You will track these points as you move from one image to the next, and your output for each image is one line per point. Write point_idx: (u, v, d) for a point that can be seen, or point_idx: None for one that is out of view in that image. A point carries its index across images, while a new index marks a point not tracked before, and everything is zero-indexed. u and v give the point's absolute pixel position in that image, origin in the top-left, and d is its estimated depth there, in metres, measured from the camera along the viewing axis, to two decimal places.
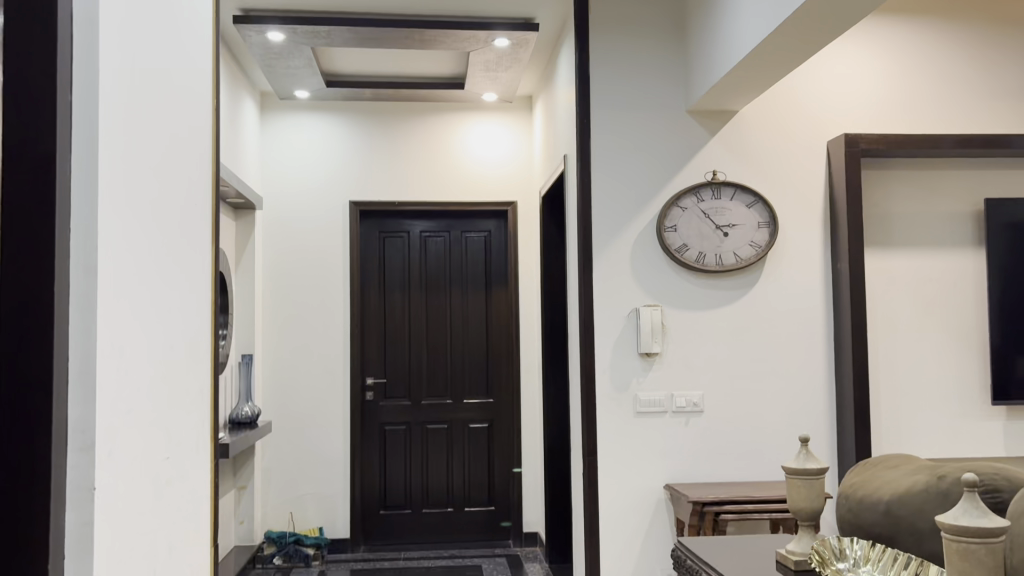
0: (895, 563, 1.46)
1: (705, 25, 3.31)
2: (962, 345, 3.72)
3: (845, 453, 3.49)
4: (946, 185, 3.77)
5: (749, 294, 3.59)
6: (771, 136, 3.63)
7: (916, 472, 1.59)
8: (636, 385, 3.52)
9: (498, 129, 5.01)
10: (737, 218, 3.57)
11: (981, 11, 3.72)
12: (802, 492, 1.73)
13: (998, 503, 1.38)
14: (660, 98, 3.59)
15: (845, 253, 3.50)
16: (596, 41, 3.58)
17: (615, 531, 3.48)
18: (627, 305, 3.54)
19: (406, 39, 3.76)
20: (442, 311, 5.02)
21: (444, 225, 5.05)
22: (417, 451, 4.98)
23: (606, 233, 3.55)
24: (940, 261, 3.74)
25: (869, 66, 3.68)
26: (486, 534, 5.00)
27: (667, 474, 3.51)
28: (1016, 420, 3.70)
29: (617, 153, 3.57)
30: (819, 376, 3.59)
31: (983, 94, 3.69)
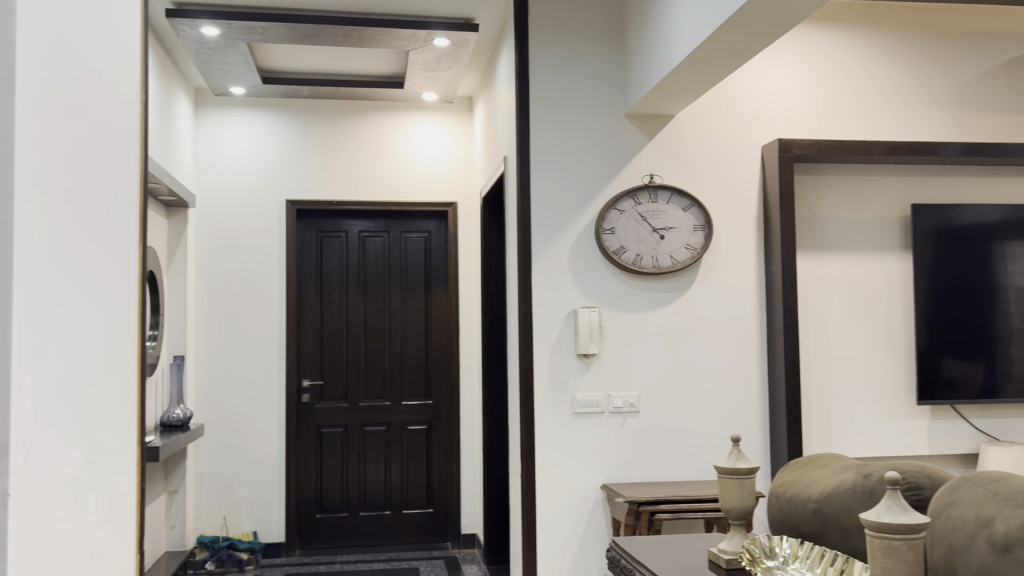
0: (821, 560, 1.48)
1: (643, 29, 3.34)
2: (889, 346, 3.82)
3: (778, 453, 3.55)
4: (875, 191, 3.87)
5: (685, 296, 3.63)
6: (707, 141, 3.68)
7: (843, 471, 1.63)
8: (574, 385, 3.54)
9: (437, 129, 4.98)
10: (673, 222, 3.61)
11: (909, 23, 3.82)
12: (733, 492, 1.76)
13: (919, 501, 1.42)
14: (599, 101, 3.62)
15: (778, 257, 3.56)
16: (535, 42, 3.59)
17: (552, 532, 3.50)
18: (565, 307, 3.56)
19: (344, 37, 3.72)
20: (380, 312, 4.98)
21: (383, 225, 5.01)
22: (354, 452, 4.93)
23: (545, 234, 3.56)
24: (869, 264, 3.84)
25: (803, 74, 3.75)
26: (424, 536, 4.97)
27: (604, 474, 3.54)
28: (941, 419, 3.82)
29: (555, 155, 3.59)
30: (753, 376, 3.65)
31: (910, 104, 3.80)
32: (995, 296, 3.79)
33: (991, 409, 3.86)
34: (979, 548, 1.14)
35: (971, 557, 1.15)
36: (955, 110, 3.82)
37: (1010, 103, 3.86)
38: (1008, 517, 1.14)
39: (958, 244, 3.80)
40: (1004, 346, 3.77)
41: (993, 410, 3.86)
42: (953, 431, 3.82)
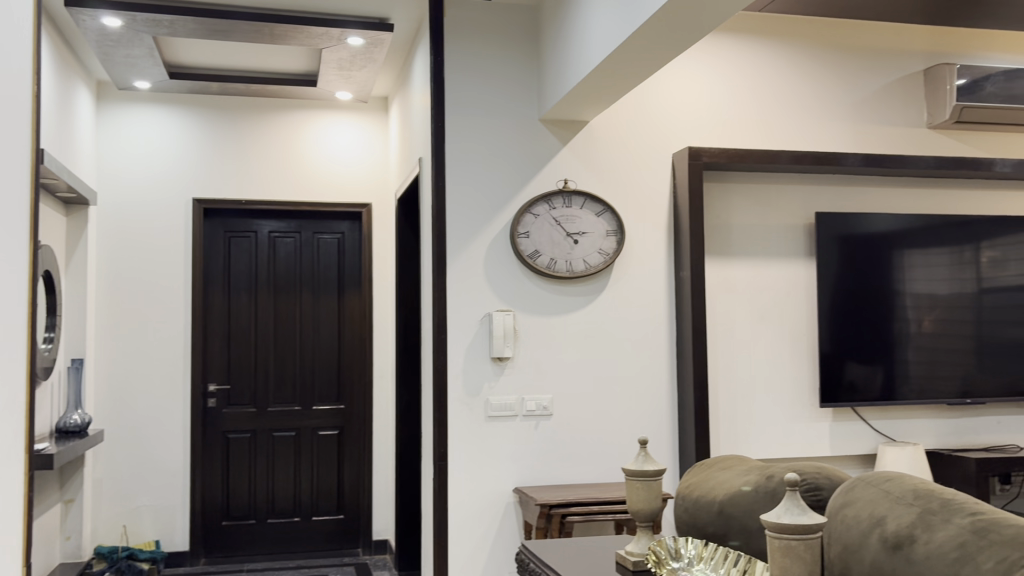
0: (726, 561, 1.50)
1: (558, 34, 3.36)
2: (793, 350, 3.93)
3: (686, 455, 3.61)
4: (782, 199, 3.97)
5: (597, 300, 3.67)
6: (620, 148, 3.73)
7: (748, 472, 1.67)
8: (488, 389, 3.54)
9: (352, 129, 4.91)
10: (587, 226, 3.64)
11: (814, 37, 3.94)
12: (640, 494, 1.76)
13: (818, 501, 1.45)
14: (514, 105, 3.62)
15: (688, 262, 3.63)
16: (452, 45, 3.58)
17: (463, 536, 3.48)
18: (479, 310, 3.55)
19: (255, 33, 3.64)
20: (291, 314, 4.88)
21: (295, 225, 4.92)
22: (262, 457, 4.82)
23: (460, 237, 3.55)
24: (775, 270, 3.94)
25: (711, 84, 3.83)
26: (334, 543, 4.88)
27: (516, 477, 3.54)
28: (842, 421, 3.94)
29: (470, 159, 3.58)
30: (663, 380, 3.71)
31: (814, 115, 3.92)
32: (893, 302, 3.95)
33: (889, 411, 4.01)
34: (872, 546, 1.18)
35: (865, 555, 1.19)
36: (857, 122, 3.97)
37: (908, 116, 4.02)
38: (899, 516, 1.17)
39: (860, 251, 3.94)
40: (901, 350, 3.94)
41: (891, 412, 4.01)
42: (854, 432, 3.95)
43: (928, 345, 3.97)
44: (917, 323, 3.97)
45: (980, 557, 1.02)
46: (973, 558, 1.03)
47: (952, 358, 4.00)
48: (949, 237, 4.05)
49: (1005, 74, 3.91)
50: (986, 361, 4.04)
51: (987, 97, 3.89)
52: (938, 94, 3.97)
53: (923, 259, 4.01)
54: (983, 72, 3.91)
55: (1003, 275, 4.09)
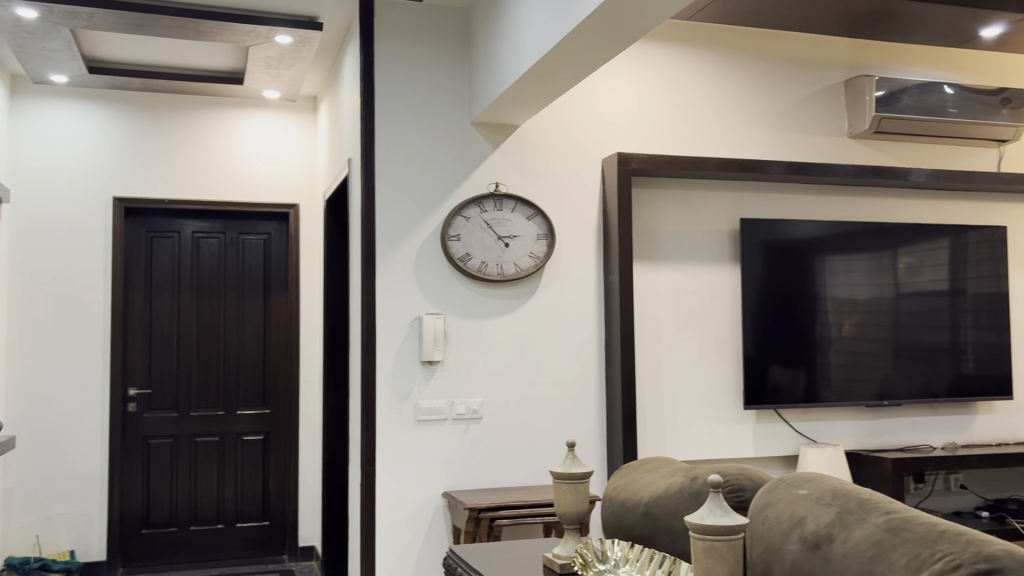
0: (651, 562, 1.51)
1: (489, 38, 3.36)
2: (718, 353, 4.00)
3: (614, 457, 3.65)
4: (709, 204, 4.03)
5: (527, 304, 3.67)
6: (551, 152, 3.74)
7: (673, 474, 1.69)
8: (417, 392, 3.51)
9: (279, 129, 4.83)
10: (517, 230, 3.65)
11: (739, 47, 4.03)
12: (567, 497, 1.76)
13: (741, 501, 1.48)
14: (444, 108, 3.61)
15: (617, 267, 3.66)
16: (382, 46, 3.55)
17: (391, 542, 3.44)
18: (408, 313, 3.52)
19: (179, 29, 3.54)
20: (215, 317, 4.78)
21: (219, 226, 4.81)
22: (184, 463, 4.70)
23: (389, 239, 3.52)
24: (701, 275, 4.01)
25: (639, 90, 3.88)
26: (258, 550, 4.79)
27: (444, 481, 3.52)
28: (765, 423, 4.03)
29: (400, 161, 3.55)
30: (591, 382, 3.73)
31: (739, 123, 4.00)
32: (814, 307, 4.06)
33: (810, 413, 4.11)
34: (793, 546, 1.20)
35: (785, 555, 1.21)
36: (781, 130, 4.06)
37: (829, 126, 4.13)
38: (817, 515, 1.20)
39: (783, 257, 4.03)
40: (823, 353, 4.06)
41: (812, 414, 4.12)
42: (776, 433, 4.04)
43: (847, 349, 4.09)
44: (838, 327, 4.09)
45: (893, 555, 1.05)
46: (887, 556, 1.05)
47: (870, 361, 4.13)
48: (868, 244, 4.17)
49: (920, 88, 4.06)
50: (902, 363, 4.18)
51: (903, 109, 4.03)
52: (857, 105, 4.10)
53: (842, 265, 4.12)
54: (899, 84, 4.05)
55: (918, 281, 4.24)
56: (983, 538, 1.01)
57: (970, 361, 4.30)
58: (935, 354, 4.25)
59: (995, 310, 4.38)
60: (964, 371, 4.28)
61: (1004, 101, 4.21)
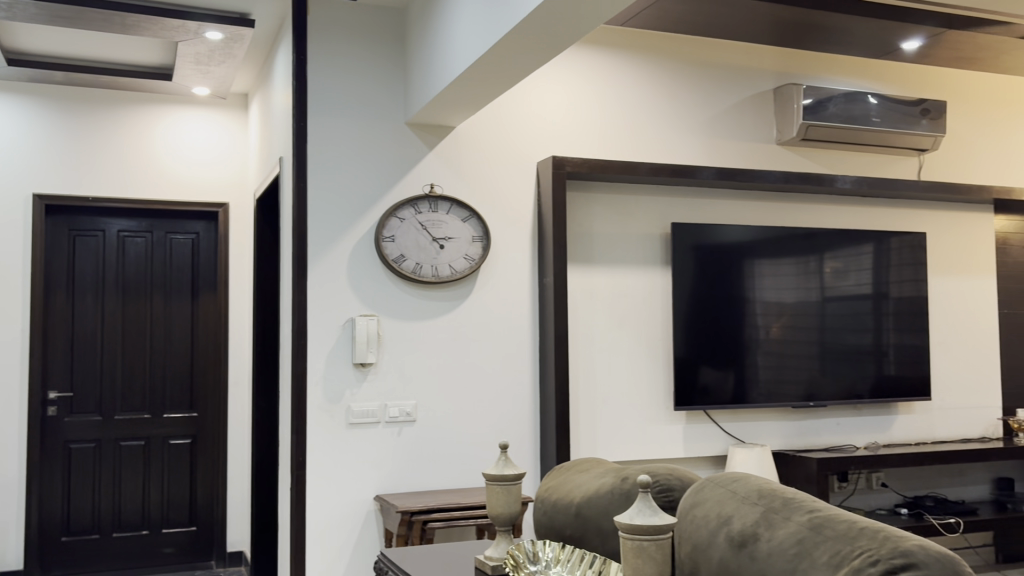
0: (581, 563, 1.52)
1: (424, 38, 3.35)
2: (650, 355, 4.05)
3: (547, 459, 3.67)
4: (642, 209, 4.08)
5: (461, 306, 3.66)
6: (486, 154, 3.75)
7: (603, 475, 1.71)
8: (350, 396, 3.47)
9: (209, 127, 4.75)
10: (452, 232, 3.64)
11: (672, 53, 4.09)
12: (500, 498, 1.76)
13: (670, 501, 1.50)
14: (378, 108, 3.58)
15: (551, 269, 3.68)
16: (315, 45, 3.50)
17: (322, 546, 3.40)
18: (341, 315, 3.49)
19: (105, 22, 3.44)
20: (141, 319, 4.66)
21: (146, 225, 4.70)
22: (107, 468, 4.56)
23: (322, 241, 3.47)
24: (634, 278, 4.05)
25: (574, 94, 3.91)
26: (184, 556, 4.68)
27: (377, 485, 3.49)
28: (695, 424, 4.10)
29: (333, 162, 3.51)
30: (525, 385, 3.74)
31: (671, 128, 4.07)
32: (743, 310, 4.14)
33: (739, 413, 4.19)
34: (720, 544, 1.22)
35: (712, 554, 1.23)
36: (712, 136, 4.13)
37: (758, 133, 4.22)
38: (743, 515, 1.23)
39: (713, 261, 4.10)
40: (751, 355, 4.14)
41: (741, 415, 4.20)
42: (705, 434, 4.11)
43: (774, 351, 4.19)
44: (766, 329, 4.18)
45: (816, 552, 1.07)
46: (809, 553, 1.08)
47: (796, 363, 4.23)
48: (795, 249, 4.28)
49: (845, 97, 4.19)
50: (826, 365, 4.30)
51: (830, 117, 4.15)
52: (785, 113, 4.19)
53: (771, 269, 4.22)
54: (825, 94, 4.16)
55: (842, 285, 4.37)
56: (898, 534, 1.04)
57: (892, 363, 4.44)
58: (858, 356, 4.37)
59: (915, 314, 4.52)
60: (886, 372, 4.42)
61: (924, 112, 4.36)
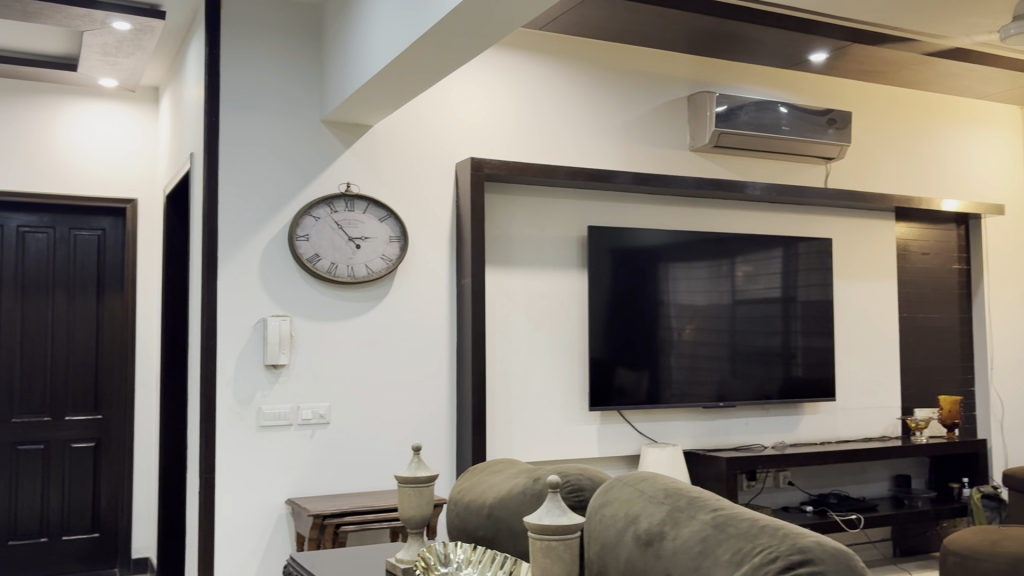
0: (492, 563, 1.52)
1: (342, 35, 3.31)
2: (567, 356, 4.09)
3: (463, 460, 3.67)
4: (560, 211, 4.11)
5: (377, 306, 3.64)
6: (405, 154, 3.73)
7: (516, 476, 1.72)
8: (261, 398, 3.41)
9: (117, 119, 4.60)
10: (369, 231, 3.61)
11: (590, 57, 4.14)
12: (411, 501, 1.74)
13: (580, 501, 1.52)
14: (294, 105, 3.53)
15: (469, 270, 3.68)
16: (228, 39, 3.43)
17: (230, 551, 3.33)
18: (253, 315, 3.41)
19: (4, 9, 3.29)
20: (41, 317, 4.48)
21: (48, 220, 4.52)
22: (3, 475, 4.36)
23: (233, 240, 3.40)
24: (551, 280, 4.08)
25: (491, 95, 3.92)
26: (86, 564, 4.52)
27: (289, 488, 3.43)
28: (610, 424, 4.15)
29: (245, 159, 3.44)
30: (441, 386, 3.74)
31: (588, 132, 4.12)
32: (657, 312, 4.22)
33: (652, 413, 4.27)
34: (627, 543, 1.24)
35: (621, 553, 1.25)
36: (628, 142, 4.20)
37: (673, 139, 4.31)
38: (650, 514, 1.25)
39: (629, 265, 4.17)
40: (664, 356, 4.23)
41: (654, 415, 4.27)
42: (619, 434, 4.16)
43: (687, 352, 4.28)
44: (679, 331, 4.27)
45: (719, 549, 1.10)
46: (713, 551, 1.11)
47: (708, 364, 4.33)
48: (708, 253, 4.37)
49: (756, 105, 4.30)
50: (737, 366, 4.41)
51: (741, 125, 4.26)
52: (699, 119, 4.29)
53: (684, 273, 4.31)
54: (738, 102, 4.27)
55: (752, 289, 4.49)
56: (798, 531, 1.08)
57: (799, 365, 4.58)
58: (767, 358, 4.50)
59: (821, 317, 4.68)
60: (793, 373, 4.55)
61: (831, 122, 4.51)
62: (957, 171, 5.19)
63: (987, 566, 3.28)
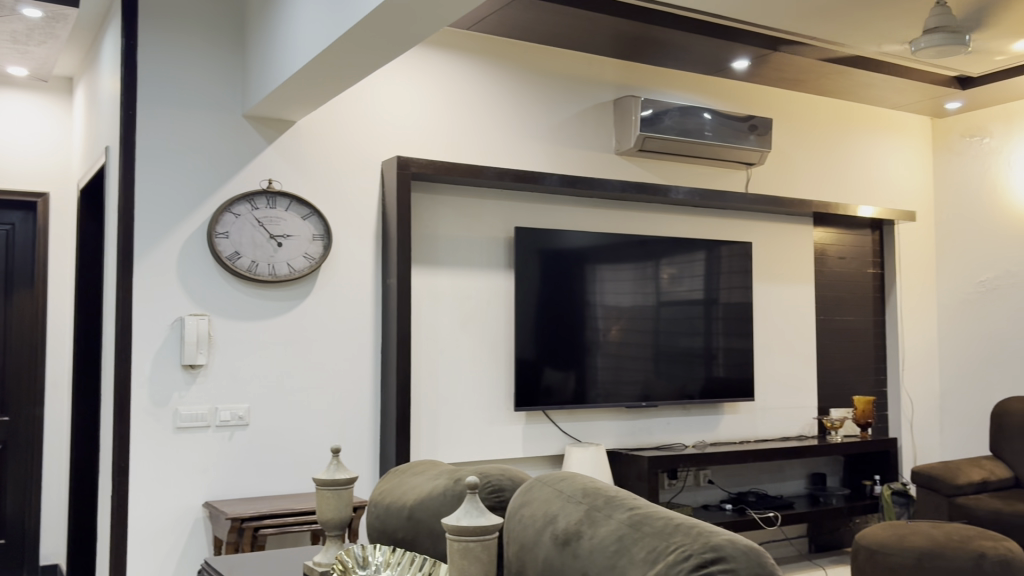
0: (411, 565, 1.51)
1: (264, 29, 3.26)
2: (492, 356, 4.09)
3: (386, 461, 3.64)
4: (486, 212, 4.11)
5: (299, 305, 3.58)
6: (328, 152, 3.68)
7: (437, 477, 1.71)
8: (177, 399, 3.32)
9: (29, 110, 4.44)
10: (291, 229, 3.55)
11: (517, 58, 4.15)
12: (330, 503, 1.72)
13: (501, 501, 1.51)
14: (215, 99, 3.45)
15: (394, 270, 3.66)
16: (146, 30, 3.33)
17: (144, 556, 3.24)
18: (169, 314, 3.33)
19: None
20: None
21: None
22: None
23: (149, 236, 3.30)
24: (477, 280, 4.08)
25: (417, 93, 3.89)
26: None
27: (206, 491, 3.36)
28: (535, 423, 4.17)
29: (164, 153, 3.35)
30: (365, 386, 3.70)
31: (515, 134, 4.13)
32: (582, 313, 4.25)
33: (576, 413, 4.30)
34: (545, 543, 1.24)
35: (538, 553, 1.25)
36: (554, 144, 4.23)
37: (598, 143, 4.36)
38: (568, 514, 1.26)
39: (556, 266, 4.19)
40: (591, 356, 4.26)
41: (579, 415, 4.31)
42: (544, 434, 4.19)
43: (612, 352, 4.33)
44: (605, 331, 4.32)
45: (634, 548, 1.11)
46: (628, 551, 1.11)
47: (633, 365, 4.38)
48: (633, 255, 4.43)
49: (680, 110, 4.37)
50: (660, 366, 4.47)
51: (666, 129, 4.32)
52: (625, 123, 4.34)
53: (610, 274, 4.35)
54: (662, 106, 4.33)
55: (676, 290, 4.56)
56: (711, 530, 1.09)
57: (720, 365, 4.67)
58: (689, 358, 4.57)
59: (742, 319, 4.78)
60: (714, 374, 4.64)
61: (752, 128, 4.61)
62: (872, 178, 5.36)
63: (895, 561, 3.39)
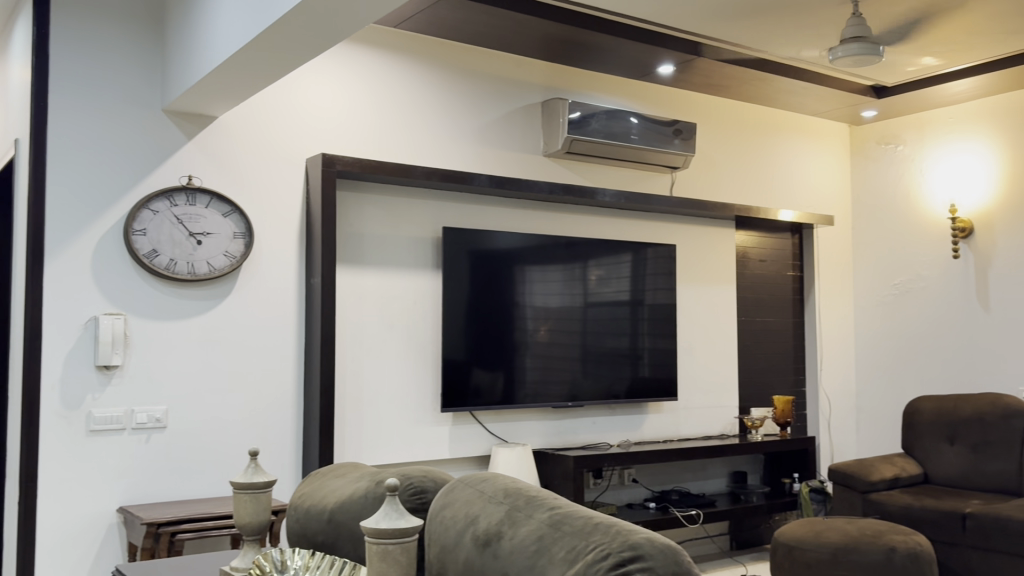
0: (330, 569, 1.48)
1: (184, 21, 3.18)
2: (418, 356, 4.07)
3: (309, 463, 3.59)
4: (414, 211, 4.09)
5: (220, 305, 3.50)
6: (251, 149, 3.60)
7: (359, 480, 1.69)
8: (90, 401, 3.22)
9: None
10: (211, 227, 3.47)
11: (445, 57, 4.14)
12: (248, 507, 1.68)
13: (423, 501, 1.50)
14: (132, 92, 3.35)
15: (318, 269, 3.61)
16: (57, 19, 3.22)
17: (53, 563, 3.12)
18: (83, 313, 3.22)
19: None
20: None
21: None
22: None
23: (61, 233, 3.19)
24: (404, 280, 4.05)
25: (342, 90, 3.85)
26: None
27: (120, 496, 3.25)
28: (461, 424, 4.16)
29: (75, 147, 3.24)
30: (287, 387, 3.64)
31: (442, 133, 4.12)
32: (511, 313, 4.26)
33: (503, 414, 4.31)
34: (465, 545, 1.24)
35: (458, 554, 1.24)
36: (481, 144, 4.23)
37: (525, 144, 4.38)
38: (489, 514, 1.25)
39: (484, 267, 4.18)
40: (518, 357, 4.27)
41: (505, 415, 4.31)
42: (470, 434, 4.18)
43: (539, 352, 4.34)
44: (534, 332, 4.33)
45: (553, 549, 1.11)
46: (548, 550, 1.11)
47: (559, 365, 4.41)
48: (561, 256, 4.45)
49: (607, 114, 4.41)
50: (587, 367, 4.51)
51: (593, 132, 4.36)
52: (552, 125, 4.36)
53: (538, 275, 4.36)
54: (590, 109, 4.36)
55: (603, 291, 4.60)
56: (629, 528, 1.10)
57: (645, 366, 4.73)
58: (616, 359, 4.62)
59: (666, 319, 4.85)
60: (640, 374, 4.70)
61: (677, 132, 4.68)
62: (792, 183, 5.50)
63: (812, 556, 3.48)
